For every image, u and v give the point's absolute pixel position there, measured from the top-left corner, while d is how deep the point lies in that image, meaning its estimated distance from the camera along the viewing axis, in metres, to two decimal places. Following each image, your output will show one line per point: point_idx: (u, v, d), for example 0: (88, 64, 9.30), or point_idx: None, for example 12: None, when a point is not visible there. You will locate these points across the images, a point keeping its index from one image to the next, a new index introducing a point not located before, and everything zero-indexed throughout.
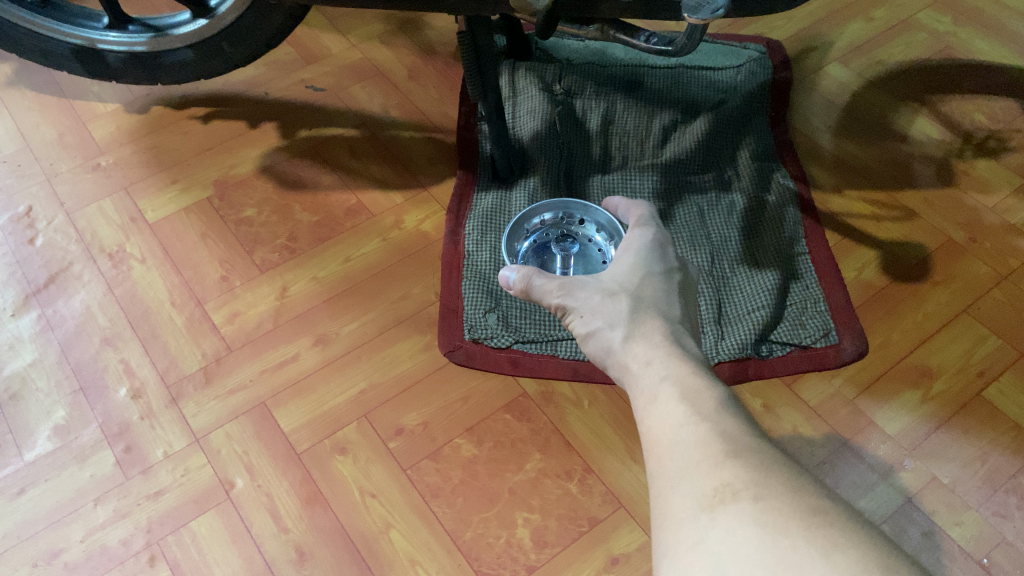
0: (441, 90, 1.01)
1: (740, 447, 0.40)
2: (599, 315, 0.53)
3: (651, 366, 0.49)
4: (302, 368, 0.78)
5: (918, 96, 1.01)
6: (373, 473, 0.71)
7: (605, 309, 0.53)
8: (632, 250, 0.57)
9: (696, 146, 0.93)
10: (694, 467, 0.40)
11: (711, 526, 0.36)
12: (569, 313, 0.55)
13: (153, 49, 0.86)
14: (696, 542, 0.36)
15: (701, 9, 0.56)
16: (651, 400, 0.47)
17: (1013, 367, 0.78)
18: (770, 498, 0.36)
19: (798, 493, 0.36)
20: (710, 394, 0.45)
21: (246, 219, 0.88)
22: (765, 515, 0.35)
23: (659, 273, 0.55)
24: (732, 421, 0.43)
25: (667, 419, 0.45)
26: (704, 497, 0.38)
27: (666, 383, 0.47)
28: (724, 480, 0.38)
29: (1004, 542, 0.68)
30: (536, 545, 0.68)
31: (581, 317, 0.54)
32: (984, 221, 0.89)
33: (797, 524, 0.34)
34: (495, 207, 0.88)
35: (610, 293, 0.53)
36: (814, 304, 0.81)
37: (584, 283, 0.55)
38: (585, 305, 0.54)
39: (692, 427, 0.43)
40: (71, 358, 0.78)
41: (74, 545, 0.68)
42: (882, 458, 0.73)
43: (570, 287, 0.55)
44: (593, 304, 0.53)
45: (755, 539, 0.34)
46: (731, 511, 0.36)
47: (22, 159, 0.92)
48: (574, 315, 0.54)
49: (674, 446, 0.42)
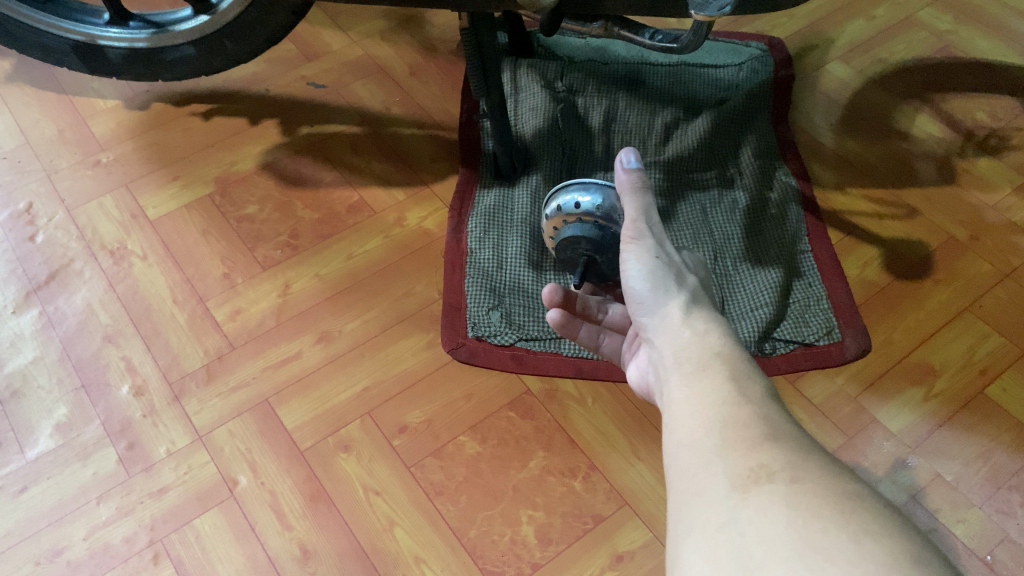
0: (443, 87, 1.01)
1: (779, 433, 0.41)
2: (670, 269, 0.54)
3: (706, 336, 0.49)
4: (306, 366, 0.77)
5: (919, 94, 1.01)
6: (377, 471, 0.71)
7: (676, 269, 0.54)
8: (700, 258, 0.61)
9: (701, 142, 0.93)
10: (729, 447, 0.40)
11: (742, 506, 0.36)
12: (640, 245, 0.55)
13: (154, 46, 0.86)
14: (727, 523, 0.36)
15: (708, 6, 0.56)
16: (696, 368, 0.47)
17: (1015, 364, 0.78)
18: (805, 481, 0.36)
19: (833, 480, 0.37)
20: (757, 380, 0.45)
21: (248, 216, 0.88)
22: (798, 498, 0.35)
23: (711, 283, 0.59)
24: (773, 408, 0.43)
25: (708, 392, 0.45)
26: (737, 477, 0.38)
27: (716, 358, 0.47)
28: (760, 462, 0.38)
29: (1007, 539, 0.68)
30: (541, 543, 0.68)
31: (654, 256, 0.54)
32: (986, 219, 0.89)
33: (830, 509, 0.34)
34: (498, 205, 0.87)
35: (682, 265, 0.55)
36: (817, 302, 0.81)
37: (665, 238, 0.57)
38: (661, 253, 0.55)
39: (732, 407, 0.43)
40: (72, 355, 0.77)
41: (76, 543, 0.67)
42: (885, 456, 0.73)
43: (656, 231, 0.56)
44: (668, 258, 0.55)
45: (786, 520, 0.34)
46: (764, 491, 0.36)
47: (21, 156, 0.92)
48: (647, 250, 0.55)
49: (711, 424, 0.43)
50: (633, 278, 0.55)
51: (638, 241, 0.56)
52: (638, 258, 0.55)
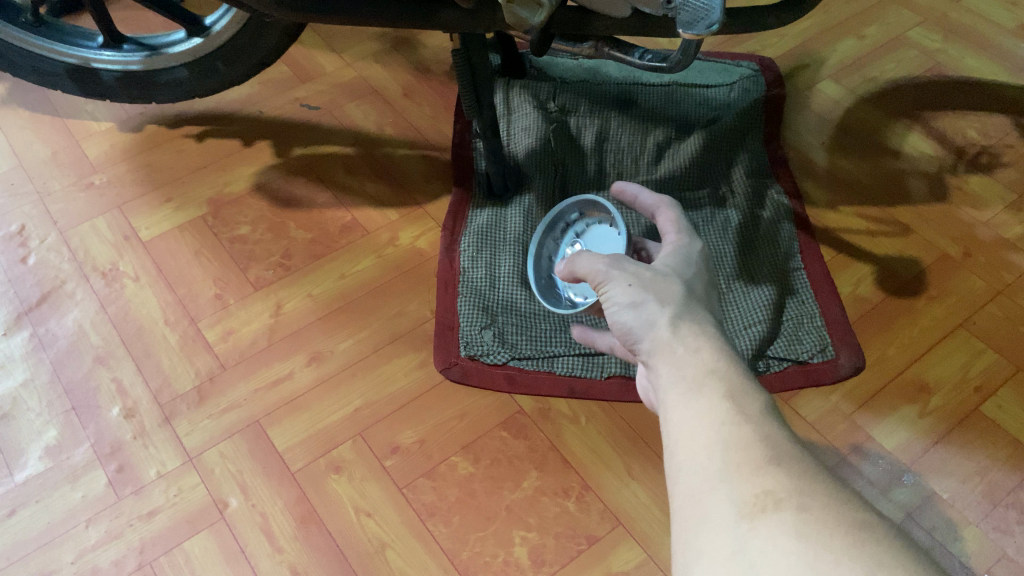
0: (436, 107, 1.01)
1: (783, 454, 0.40)
2: (648, 289, 0.53)
3: (699, 352, 0.48)
4: (298, 386, 0.77)
5: (910, 113, 1.02)
6: (369, 492, 0.71)
7: (655, 284, 0.53)
8: (681, 252, 0.58)
9: (693, 161, 0.93)
10: (733, 471, 0.40)
11: (751, 536, 0.36)
12: (611, 281, 0.55)
13: (147, 68, 0.87)
14: (735, 552, 0.36)
15: (696, 25, 0.57)
16: (693, 388, 0.46)
17: (1011, 380, 0.78)
18: (814, 509, 0.36)
19: (842, 506, 0.36)
20: (755, 396, 0.45)
21: (240, 237, 0.88)
22: (808, 527, 0.35)
23: (700, 276, 0.57)
24: (774, 427, 0.43)
25: (706, 412, 0.44)
26: (744, 505, 0.38)
27: (711, 376, 0.47)
28: (767, 488, 0.38)
29: (1004, 557, 0.68)
30: (534, 564, 0.67)
31: (628, 284, 0.53)
32: (978, 235, 0.89)
33: (842, 540, 0.34)
34: (491, 225, 0.88)
35: (662, 275, 0.54)
36: (810, 319, 0.81)
37: (632, 264, 0.56)
38: (634, 276, 0.54)
39: (733, 427, 0.43)
40: (62, 377, 0.77)
41: (65, 567, 0.67)
42: (881, 473, 0.72)
43: (618, 261, 0.55)
44: (643, 278, 0.53)
45: (797, 552, 0.34)
46: (772, 520, 0.36)
47: (15, 178, 0.92)
48: (618, 283, 0.54)
49: (713, 446, 0.42)
50: (618, 312, 0.54)
51: (607, 284, 0.55)
52: (614, 294, 0.54)
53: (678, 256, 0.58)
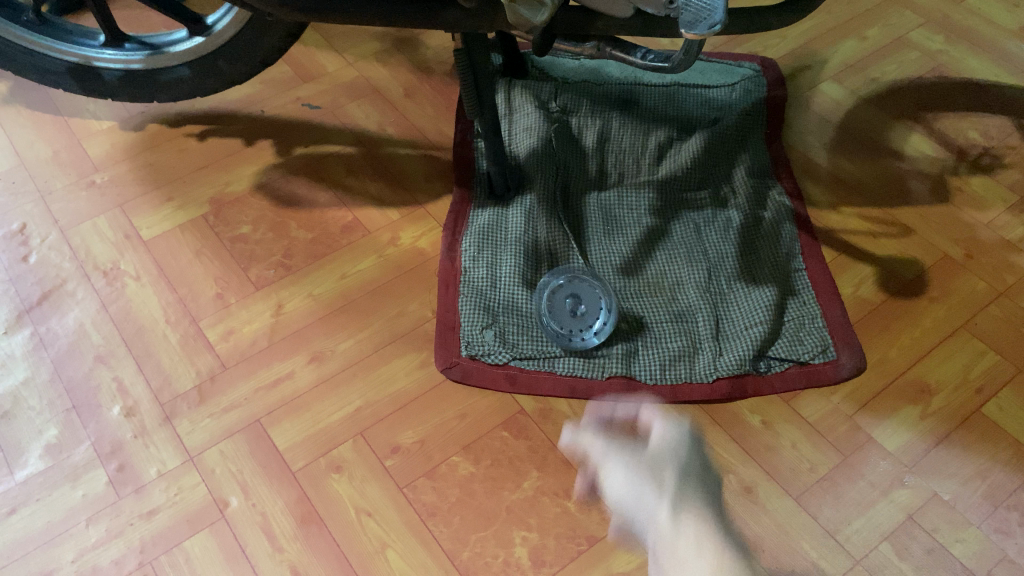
0: (437, 107, 1.01)
1: None
2: (641, 479, 0.63)
3: (687, 536, 0.57)
4: (299, 386, 0.77)
5: (912, 114, 1.02)
6: (369, 492, 0.70)
7: (648, 475, 0.63)
8: (675, 447, 0.64)
9: (694, 161, 0.93)
10: None
11: None
12: (605, 470, 0.66)
13: (149, 67, 0.87)
14: None
15: (698, 25, 0.57)
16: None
17: (1012, 382, 0.78)
18: None
19: None
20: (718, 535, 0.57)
21: (242, 236, 0.88)
22: None
23: (696, 466, 0.63)
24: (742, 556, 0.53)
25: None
26: None
27: (702, 551, 0.56)
28: None
29: (1005, 559, 0.68)
30: (535, 565, 0.67)
31: (624, 473, 0.64)
32: (980, 237, 0.89)
33: None
34: (492, 224, 0.87)
35: (656, 466, 0.63)
36: (811, 320, 0.81)
37: (627, 448, 0.67)
38: (632, 468, 0.63)
39: None
40: (63, 376, 0.77)
41: (65, 566, 0.66)
42: (882, 475, 0.72)
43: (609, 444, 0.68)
44: (640, 468, 0.63)
45: None
46: None
47: (16, 177, 0.92)
48: (613, 472, 0.65)
49: None
50: (619, 493, 0.64)
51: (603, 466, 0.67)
52: (611, 481, 0.65)
53: (667, 445, 0.65)
